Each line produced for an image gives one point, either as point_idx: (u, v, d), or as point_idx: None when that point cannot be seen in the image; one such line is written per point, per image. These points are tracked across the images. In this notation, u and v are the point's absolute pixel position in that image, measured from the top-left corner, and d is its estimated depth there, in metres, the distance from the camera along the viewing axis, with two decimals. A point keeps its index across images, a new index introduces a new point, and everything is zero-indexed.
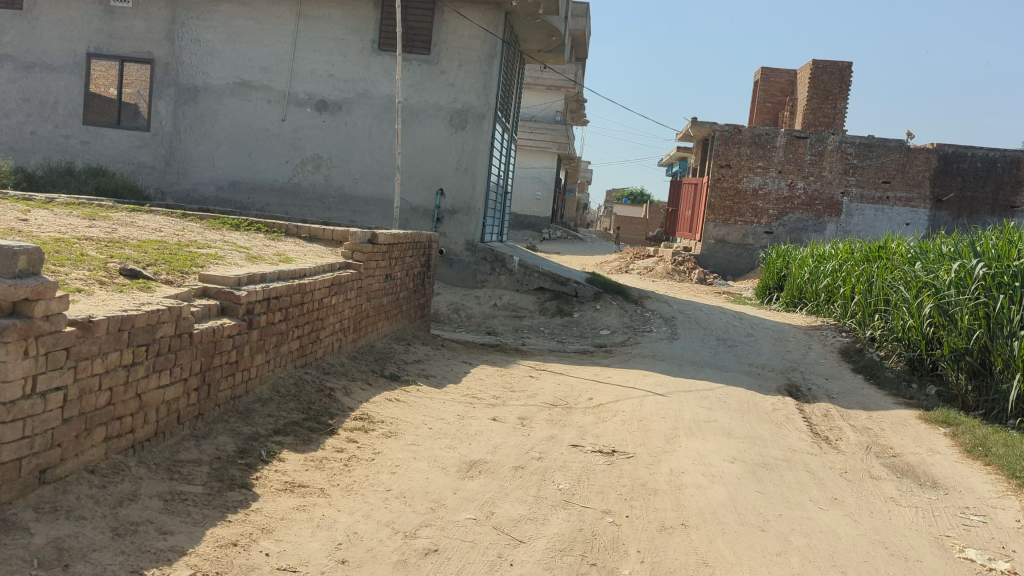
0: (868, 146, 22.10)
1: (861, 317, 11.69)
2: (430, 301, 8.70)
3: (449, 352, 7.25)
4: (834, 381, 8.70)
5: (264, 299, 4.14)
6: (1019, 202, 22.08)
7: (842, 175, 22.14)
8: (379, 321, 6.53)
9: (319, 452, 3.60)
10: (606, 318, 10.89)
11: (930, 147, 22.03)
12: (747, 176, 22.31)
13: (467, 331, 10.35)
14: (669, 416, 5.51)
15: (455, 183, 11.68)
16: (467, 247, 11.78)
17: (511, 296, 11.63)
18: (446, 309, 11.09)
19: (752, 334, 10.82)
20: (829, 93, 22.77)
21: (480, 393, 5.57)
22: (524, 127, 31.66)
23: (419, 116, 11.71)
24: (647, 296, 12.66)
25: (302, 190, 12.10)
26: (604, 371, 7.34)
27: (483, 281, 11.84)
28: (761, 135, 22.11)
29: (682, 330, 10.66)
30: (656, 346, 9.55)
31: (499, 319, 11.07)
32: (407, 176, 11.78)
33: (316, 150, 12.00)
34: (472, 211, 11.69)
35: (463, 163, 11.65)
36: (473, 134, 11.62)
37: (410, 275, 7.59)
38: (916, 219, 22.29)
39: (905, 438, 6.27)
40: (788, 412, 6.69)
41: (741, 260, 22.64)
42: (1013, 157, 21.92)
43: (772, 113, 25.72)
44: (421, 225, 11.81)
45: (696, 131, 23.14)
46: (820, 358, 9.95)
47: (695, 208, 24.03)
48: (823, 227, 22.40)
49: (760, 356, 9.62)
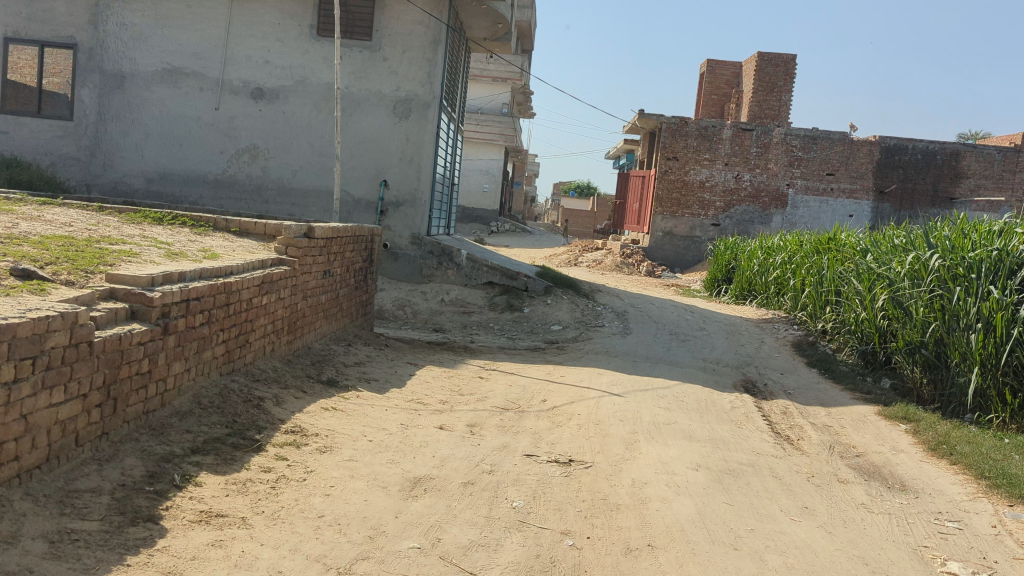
0: (812, 138, 22.24)
1: (812, 309, 11.61)
2: (373, 298, 8.28)
3: (393, 353, 6.85)
4: (789, 376, 8.54)
5: (182, 300, 3.71)
6: (957, 193, 22.47)
7: (787, 167, 22.24)
8: (316, 321, 6.10)
9: (241, 474, 3.20)
10: (558, 314, 10.57)
11: (872, 139, 22.27)
12: (694, 168, 22.26)
13: (413, 329, 9.95)
14: (626, 418, 5.22)
15: (399, 174, 11.24)
16: (413, 241, 11.35)
17: (459, 291, 11.23)
18: (391, 307, 10.66)
19: (705, 329, 10.63)
20: (773, 85, 22.85)
21: (426, 398, 5.20)
22: (470, 119, 31.23)
23: (361, 105, 11.24)
24: (598, 290, 12.40)
25: (238, 182, 11.53)
26: (556, 370, 7.03)
27: (430, 276, 11.44)
28: (708, 128, 22.08)
29: (635, 325, 10.42)
30: (609, 342, 9.28)
31: (446, 316, 10.68)
32: (349, 167, 11.31)
33: (252, 139, 11.44)
34: (418, 203, 11.27)
35: (408, 153, 11.21)
36: (417, 124, 11.19)
37: (350, 271, 7.16)
38: (859, 210, 22.53)
39: (865, 436, 6.09)
40: (747, 410, 6.47)
41: (689, 253, 22.61)
42: (952, 149, 22.28)
43: (717, 105, 25.75)
44: (364, 219, 11.34)
45: (644, 123, 23.02)
46: (773, 352, 9.80)
47: (642, 201, 23.93)
48: (769, 219, 22.49)
49: (713, 350, 9.44)
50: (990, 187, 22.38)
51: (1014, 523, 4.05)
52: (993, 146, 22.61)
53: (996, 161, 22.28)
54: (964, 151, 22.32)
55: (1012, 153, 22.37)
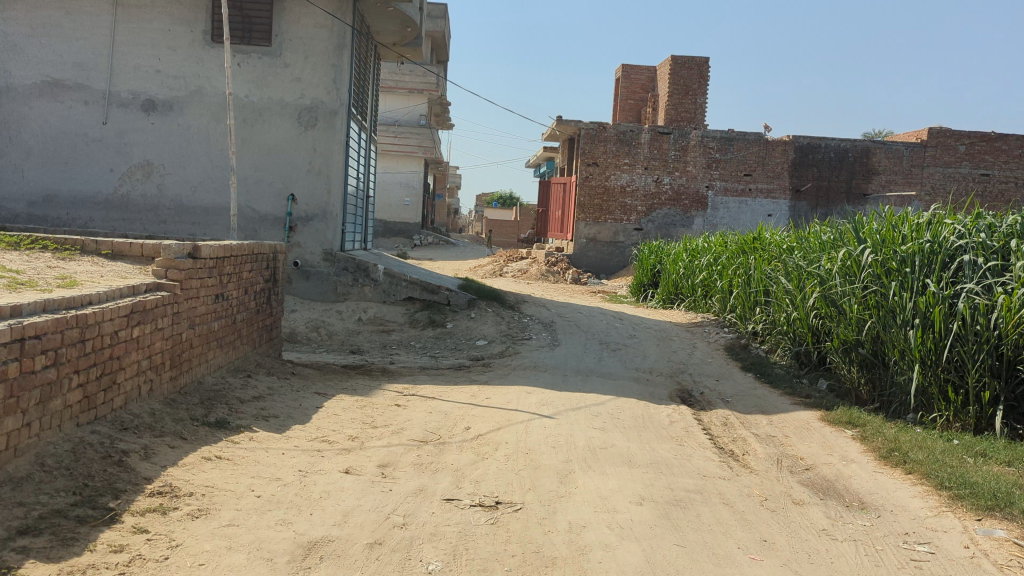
0: (729, 140, 22.32)
1: (741, 310, 11.37)
2: (280, 321, 7.59)
3: (299, 382, 6.18)
4: (725, 383, 8.18)
5: (16, 342, 3.00)
6: (870, 189, 22.86)
7: (705, 170, 22.28)
8: (207, 351, 5.39)
9: (82, 558, 2.54)
10: (483, 328, 10.02)
11: (787, 139, 22.49)
12: (614, 174, 22.08)
13: (327, 352, 9.25)
14: (559, 444, 4.70)
15: (308, 187, 10.54)
16: (325, 257, 10.63)
17: (377, 308, 10.57)
18: (303, 328, 9.94)
19: (636, 337, 10.24)
20: (688, 88, 22.89)
21: (333, 435, 4.58)
22: (386, 131, 30.50)
23: (263, 115, 10.50)
24: (524, 300, 11.91)
25: (131, 202, 10.45)
26: (481, 391, 6.47)
27: (346, 293, 10.70)
28: (626, 132, 21.93)
29: (563, 336, 9.96)
30: (537, 356, 8.78)
31: (364, 336, 10.00)
32: (253, 181, 10.54)
33: (145, 155, 10.40)
34: (329, 217, 10.59)
35: (316, 165, 10.53)
36: (325, 133, 10.52)
37: (249, 294, 6.45)
38: (777, 209, 22.72)
39: (811, 446, 5.73)
40: (686, 424, 6.04)
41: (613, 258, 22.39)
42: (863, 147, 22.66)
43: (634, 110, 25.68)
44: (272, 235, 10.58)
45: (562, 129, 22.74)
46: (706, 357, 9.46)
47: (565, 208, 23.65)
48: (690, 221, 22.49)
49: (646, 359, 9.04)
50: (900, 182, 22.85)
51: (988, 542, 3.69)
52: (901, 142, 23.10)
53: (904, 157, 22.76)
54: (874, 149, 22.73)
55: (919, 148, 22.90)
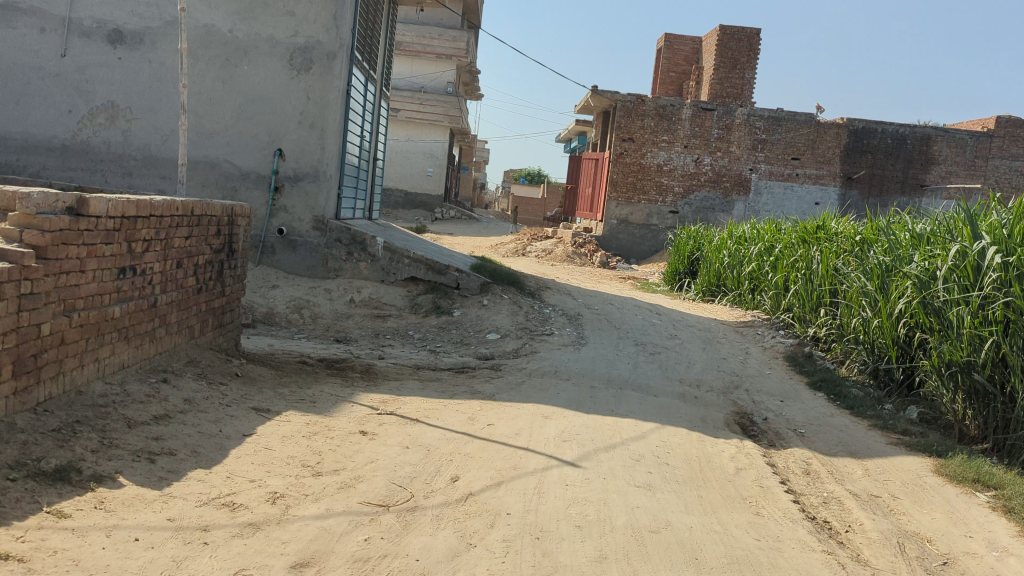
0: (778, 119, 20.39)
1: (801, 312, 9.68)
2: (239, 303, 6.04)
3: (240, 389, 4.62)
4: (791, 406, 6.52)
5: None
6: (929, 180, 20.89)
7: (750, 151, 20.43)
8: (98, 348, 3.85)
9: None
10: (498, 319, 8.41)
11: (841, 121, 20.56)
12: (651, 150, 20.31)
13: (307, 341, 7.73)
14: (589, 522, 3.12)
15: (298, 142, 8.98)
16: (315, 225, 9.07)
17: (373, 288, 9.00)
18: (283, 309, 8.42)
19: (679, 338, 8.59)
20: (737, 62, 21.01)
21: (245, 493, 3.03)
22: (412, 98, 28.87)
23: (249, 55, 8.94)
24: (547, 287, 10.30)
25: (92, 150, 9.00)
26: (483, 411, 4.88)
27: (337, 269, 9.12)
28: (666, 107, 20.10)
29: (591, 333, 8.35)
30: (558, 358, 7.18)
31: (355, 321, 8.45)
32: (235, 131, 9.01)
33: (109, 96, 8.91)
34: (322, 178, 9.02)
35: (308, 116, 8.96)
36: (321, 79, 8.92)
37: (183, 266, 4.90)
38: (826, 197, 20.84)
39: (936, 520, 4.10)
40: (758, 474, 4.43)
41: (645, 242, 20.69)
42: (923, 133, 20.66)
43: (676, 83, 23.77)
44: (255, 197, 9.07)
45: (598, 101, 20.98)
46: (763, 367, 7.81)
47: (595, 186, 21.94)
48: (730, 206, 20.69)
49: (691, 367, 7.43)
50: (963, 174, 20.85)
51: None
52: (966, 131, 21.06)
53: (968, 147, 20.75)
54: (935, 136, 20.71)
55: (986, 138, 20.84)
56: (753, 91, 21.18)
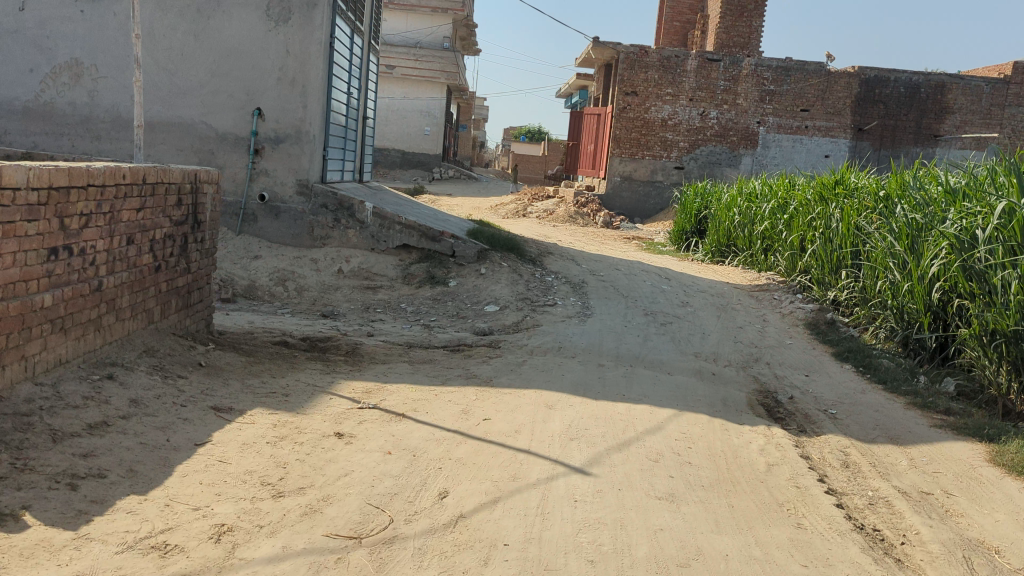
0: (786, 69, 19.56)
1: (820, 274, 9.08)
2: (208, 281, 5.46)
3: (202, 384, 4.05)
4: (818, 381, 5.97)
5: None
6: (942, 130, 20.12)
7: (757, 103, 19.64)
8: (23, 343, 3.28)
9: None
10: (497, 289, 7.84)
11: (852, 70, 19.72)
12: (655, 105, 19.54)
13: (291, 317, 7.17)
14: (604, 556, 2.58)
15: (278, 100, 8.33)
16: (299, 190, 8.46)
17: (364, 258, 8.41)
18: (266, 282, 7.85)
19: (691, 306, 8.01)
20: (744, 9, 20.13)
21: (184, 528, 2.49)
22: (407, 54, 27.97)
23: (222, 5, 8.22)
24: (549, 252, 9.70)
25: (56, 112, 8.34)
26: (479, 402, 4.33)
27: (324, 237, 8.53)
28: (670, 58, 19.27)
29: (597, 303, 7.78)
30: (562, 332, 6.62)
31: (343, 294, 7.88)
32: (210, 90, 8.35)
33: (72, 52, 8.22)
34: (305, 139, 8.38)
35: (288, 72, 8.28)
36: (301, 31, 8.23)
37: (134, 242, 4.30)
38: (836, 149, 20.10)
39: (1002, 523, 3.55)
40: (794, 470, 3.88)
41: (649, 200, 20.02)
42: (937, 81, 19.82)
43: (680, 33, 22.93)
44: (233, 160, 8.44)
45: (600, 53, 20.16)
46: (783, 336, 7.24)
47: (598, 141, 21.19)
48: (737, 161, 19.96)
49: (706, 339, 6.87)
50: (978, 124, 20.06)
51: None
52: (981, 78, 20.22)
53: (984, 95, 19.92)
54: (950, 84, 19.86)
55: (1002, 85, 19.99)
56: (761, 41, 20.31)
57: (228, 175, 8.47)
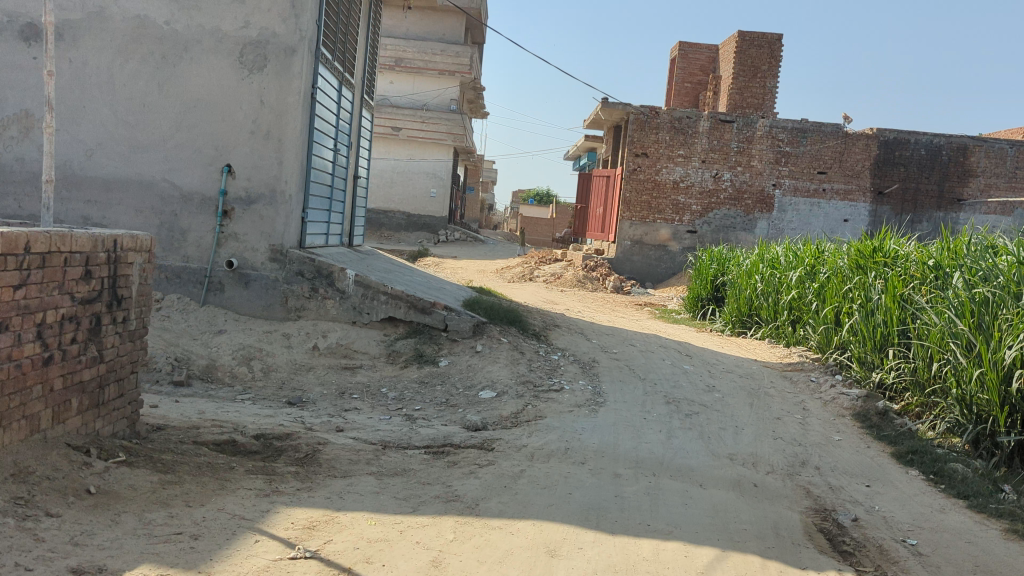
0: (802, 130, 18.78)
1: (861, 352, 8.01)
2: (131, 369, 4.44)
3: (78, 525, 2.98)
4: (886, 492, 4.86)
5: None
6: (966, 195, 19.19)
7: (773, 165, 18.79)
8: None
9: None
10: (494, 370, 6.78)
11: (870, 132, 18.92)
12: (666, 167, 18.76)
13: (251, 405, 6.12)
14: None
15: (251, 155, 7.43)
16: (272, 256, 7.51)
17: (343, 332, 7.39)
18: (229, 360, 6.83)
19: (719, 392, 6.91)
20: (757, 70, 19.45)
21: None
22: (413, 115, 27.41)
23: (190, 51, 7.42)
24: (555, 325, 8.66)
25: (3, 168, 7.45)
26: (459, 544, 3.25)
27: (299, 309, 7.53)
28: (682, 119, 18.53)
29: (610, 387, 6.70)
30: (569, 427, 5.53)
31: (317, 375, 6.84)
32: (174, 144, 7.48)
33: (23, 103, 7.37)
34: (279, 199, 7.47)
35: (262, 125, 7.41)
36: (277, 79, 7.38)
37: (8, 329, 3.28)
38: (856, 214, 19.16)
39: None
40: None
41: (661, 265, 19.04)
42: (960, 143, 18.97)
43: (691, 94, 22.27)
44: (199, 223, 7.52)
45: (609, 114, 19.46)
46: (830, 431, 6.13)
47: (606, 204, 20.34)
48: (752, 225, 19.04)
49: (741, 435, 5.78)
50: (1003, 187, 19.14)
51: None
52: (1004, 140, 19.36)
53: (1009, 157, 19.04)
54: (973, 146, 19.00)
55: None
56: (776, 101, 19.58)
57: (193, 239, 7.52)
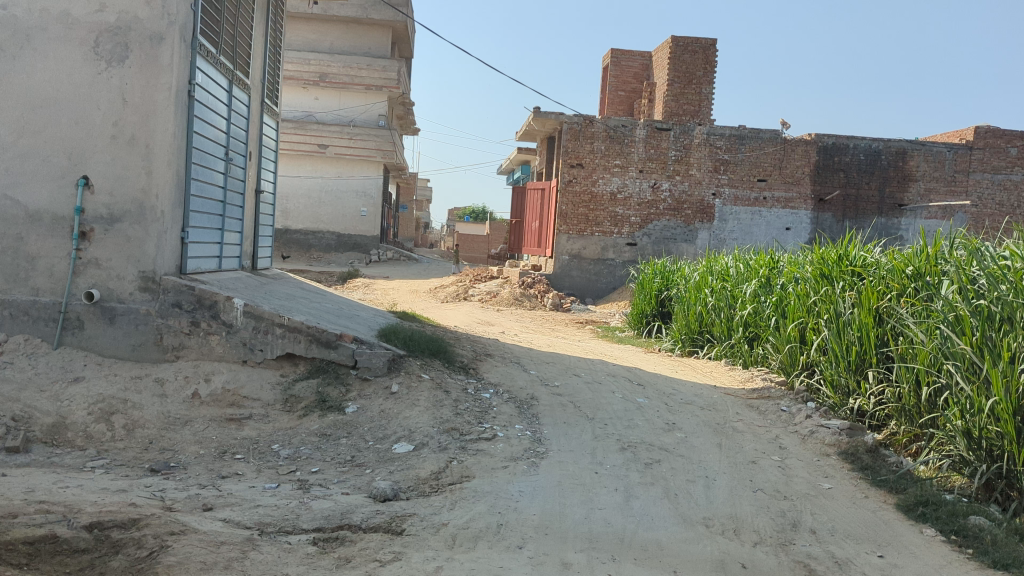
0: (740, 137, 18.10)
1: (837, 375, 7.10)
2: None
3: None
4: (903, 565, 3.86)
5: None
6: (907, 200, 18.70)
7: (712, 173, 18.07)
8: None
9: None
10: (412, 417, 5.59)
11: (808, 137, 18.34)
12: (603, 177, 17.86)
13: (103, 476, 4.81)
14: None
15: (112, 165, 6.13)
16: (142, 285, 6.19)
17: (230, 375, 6.12)
18: (83, 417, 5.44)
19: (682, 432, 5.85)
20: (692, 76, 18.73)
21: None
22: (341, 132, 26.04)
23: (32, 40, 6.10)
24: (486, 355, 7.52)
25: None
26: None
27: (177, 347, 6.23)
28: (617, 128, 17.70)
29: (553, 432, 5.59)
30: (503, 493, 4.41)
31: (195, 431, 5.54)
32: (16, 153, 6.14)
33: None
34: (149, 216, 6.17)
35: (126, 129, 6.12)
36: (142, 74, 6.12)
37: None
38: (797, 222, 18.54)
39: None
40: None
41: (601, 280, 18.09)
42: (897, 148, 18.50)
43: (626, 103, 21.48)
44: (49, 247, 6.16)
45: (541, 124, 18.52)
46: (816, 478, 5.13)
47: (543, 219, 19.33)
48: (693, 236, 18.29)
49: (715, 491, 4.73)
50: (943, 191, 18.69)
51: None
52: (942, 143, 18.95)
53: (947, 161, 18.60)
54: (911, 150, 18.54)
55: (964, 151, 18.71)
56: (713, 108, 18.89)
57: (42, 267, 6.17)
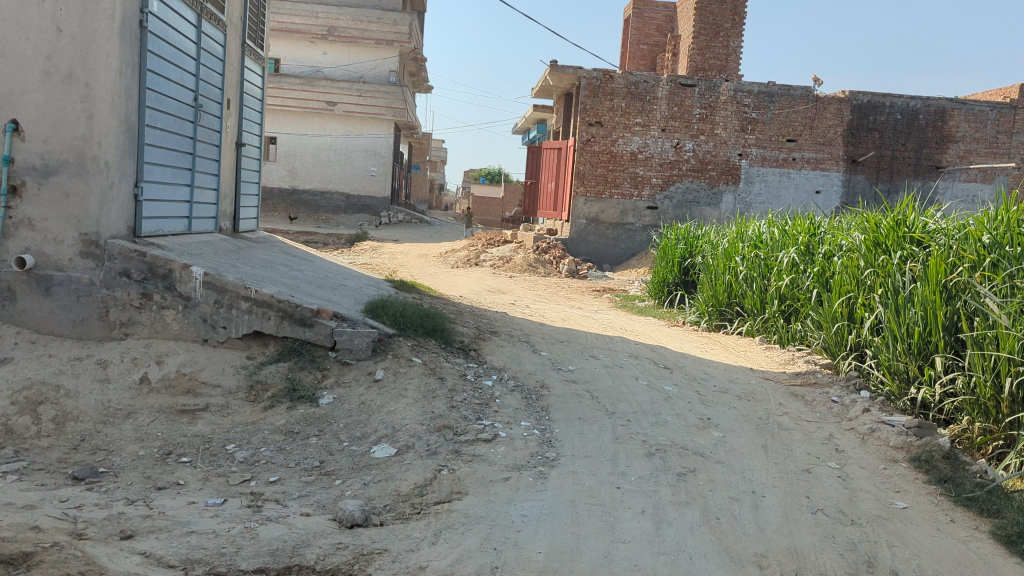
0: (769, 94, 16.88)
1: (895, 359, 6.11)
2: None
3: None
4: None
5: None
6: (945, 162, 17.41)
7: (739, 133, 16.91)
8: None
9: None
10: (397, 412, 4.67)
11: (842, 94, 17.05)
12: (622, 136, 16.74)
13: (13, 483, 3.93)
14: None
15: (47, 106, 5.19)
16: (85, 250, 5.27)
17: (187, 356, 5.22)
18: (4, 408, 4.55)
19: (719, 431, 4.91)
20: (719, 28, 17.46)
21: None
22: (349, 88, 24.93)
23: None
24: (490, 333, 6.57)
25: None
26: None
27: (127, 323, 5.33)
28: (638, 83, 16.53)
29: (565, 431, 4.65)
30: (500, 520, 3.48)
31: (138, 425, 4.65)
32: None
33: None
34: (91, 169, 5.23)
35: (61, 64, 5.16)
36: None
37: None
38: (828, 185, 17.35)
39: None
40: None
41: (618, 245, 17.06)
42: (937, 106, 17.15)
43: (648, 57, 20.21)
44: None
45: (558, 80, 17.38)
46: (889, 496, 4.17)
47: (559, 180, 18.26)
48: (718, 199, 17.18)
49: (766, 514, 3.78)
50: (984, 153, 17.38)
51: None
52: (985, 101, 17.58)
53: (990, 120, 17.27)
54: (952, 109, 17.19)
55: (1009, 110, 17.34)
56: (741, 63, 17.63)
57: None
